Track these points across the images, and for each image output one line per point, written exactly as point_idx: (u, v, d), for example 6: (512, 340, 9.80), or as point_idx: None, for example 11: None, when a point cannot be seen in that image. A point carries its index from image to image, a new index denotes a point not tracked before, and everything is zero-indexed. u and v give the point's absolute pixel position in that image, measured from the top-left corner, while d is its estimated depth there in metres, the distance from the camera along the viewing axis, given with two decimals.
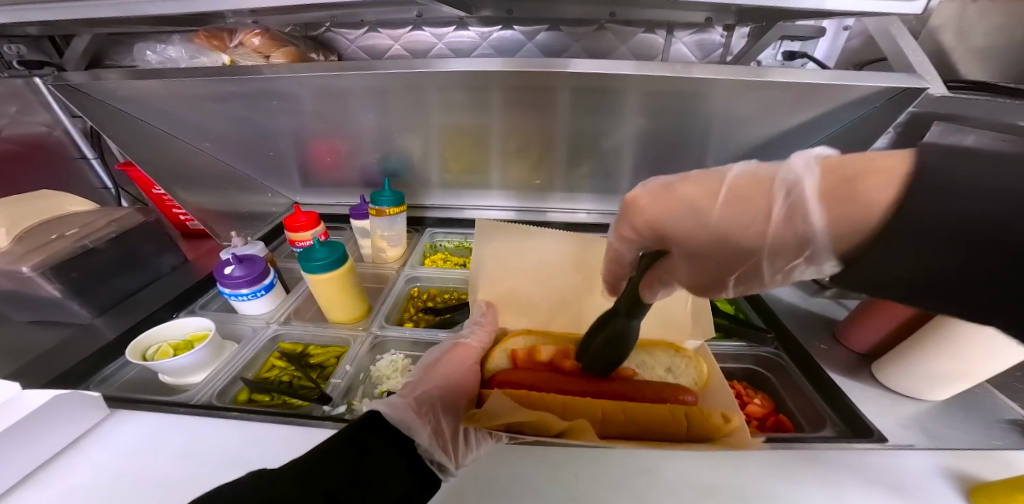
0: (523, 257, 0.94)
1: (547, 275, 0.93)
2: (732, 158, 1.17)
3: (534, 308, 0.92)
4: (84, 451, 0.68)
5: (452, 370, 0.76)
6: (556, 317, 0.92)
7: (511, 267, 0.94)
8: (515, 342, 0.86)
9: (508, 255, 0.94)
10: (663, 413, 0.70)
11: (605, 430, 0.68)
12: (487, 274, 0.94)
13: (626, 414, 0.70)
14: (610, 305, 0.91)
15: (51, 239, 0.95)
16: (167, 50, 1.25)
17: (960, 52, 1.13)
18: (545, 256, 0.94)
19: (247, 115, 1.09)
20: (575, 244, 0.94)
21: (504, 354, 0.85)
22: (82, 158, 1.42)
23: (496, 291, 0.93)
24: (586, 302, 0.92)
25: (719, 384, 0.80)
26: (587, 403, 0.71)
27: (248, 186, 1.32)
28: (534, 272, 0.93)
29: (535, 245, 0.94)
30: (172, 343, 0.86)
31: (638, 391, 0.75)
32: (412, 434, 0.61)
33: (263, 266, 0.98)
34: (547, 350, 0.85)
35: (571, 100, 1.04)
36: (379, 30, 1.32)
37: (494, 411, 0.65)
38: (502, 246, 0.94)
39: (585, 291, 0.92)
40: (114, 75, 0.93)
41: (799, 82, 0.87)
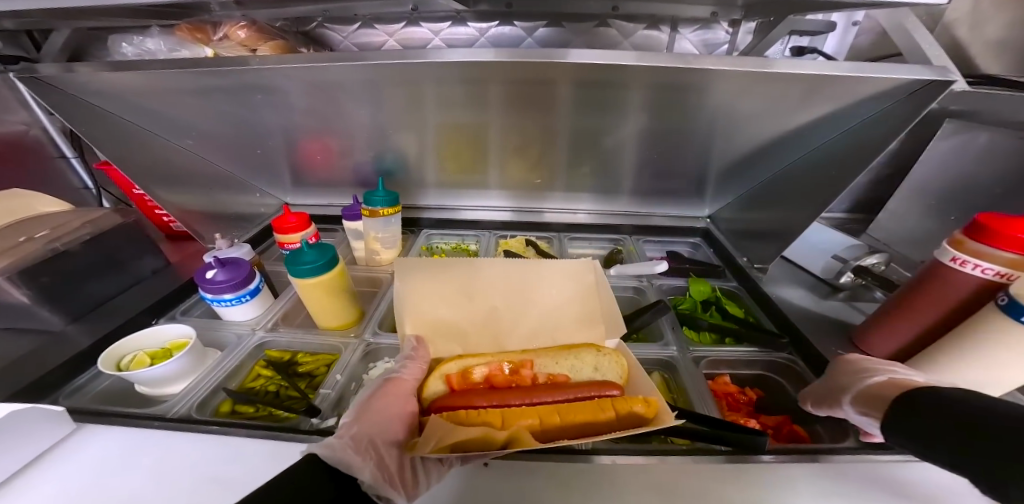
0: (446, 285, 0.86)
1: (467, 302, 0.86)
2: (738, 157, 1.14)
3: (462, 333, 0.85)
4: (48, 470, 0.62)
5: (388, 405, 0.66)
6: (485, 340, 0.85)
7: (434, 298, 0.85)
8: (450, 366, 0.77)
9: (429, 284, 0.85)
10: (590, 409, 0.67)
11: (542, 436, 0.65)
12: (410, 308, 0.84)
13: (556, 418, 0.66)
14: (526, 319, 0.87)
15: (20, 242, 0.89)
16: (145, 42, 1.20)
17: (974, 47, 1.10)
18: (469, 280, 0.87)
19: (233, 111, 1.04)
20: (492, 265, 0.88)
21: (439, 380, 0.75)
22: (62, 157, 1.37)
23: (424, 322, 0.84)
24: (510, 321, 0.86)
25: (638, 374, 0.77)
26: (522, 414, 0.66)
27: (235, 186, 1.27)
28: (456, 298, 0.86)
29: (457, 270, 0.86)
30: (149, 351, 0.80)
31: (566, 393, 0.71)
32: (355, 471, 0.51)
33: (248, 269, 0.93)
34: (480, 369, 0.77)
35: (575, 96, 1.00)
36: (373, 25, 1.28)
37: (432, 434, 0.60)
38: (428, 276, 0.85)
39: (505, 310, 0.87)
40: (85, 68, 0.86)
41: (815, 74, 0.82)
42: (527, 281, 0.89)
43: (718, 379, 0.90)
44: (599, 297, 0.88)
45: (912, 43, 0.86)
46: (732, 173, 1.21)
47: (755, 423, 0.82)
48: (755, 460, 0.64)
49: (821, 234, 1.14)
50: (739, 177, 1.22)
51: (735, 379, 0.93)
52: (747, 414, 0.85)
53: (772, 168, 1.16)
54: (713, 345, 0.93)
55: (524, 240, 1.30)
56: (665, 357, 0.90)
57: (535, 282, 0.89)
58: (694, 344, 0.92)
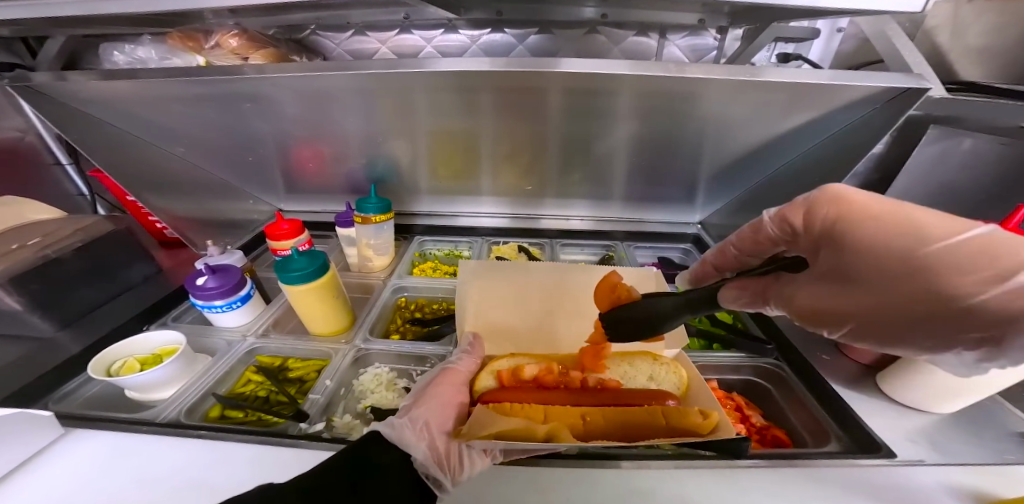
0: (504, 288, 0.93)
1: (523, 302, 0.92)
2: (726, 162, 1.15)
3: (516, 334, 0.89)
4: (33, 475, 0.63)
5: (443, 393, 0.70)
6: (539, 342, 0.88)
7: (493, 299, 0.91)
8: (501, 363, 0.80)
9: (490, 287, 0.92)
10: (639, 414, 0.68)
11: (585, 435, 0.66)
12: (468, 307, 0.90)
13: (601, 418, 0.68)
14: (582, 324, 0.90)
15: (13, 248, 0.91)
16: (136, 50, 1.21)
17: (956, 53, 1.12)
18: (521, 283, 0.93)
19: (225, 118, 1.05)
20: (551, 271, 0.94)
21: (490, 376, 0.78)
22: (57, 164, 1.38)
23: (483, 323, 0.89)
24: (564, 324, 0.90)
25: (699, 386, 0.77)
26: (565, 412, 0.68)
27: (227, 193, 1.28)
28: (513, 301, 0.92)
29: (516, 273, 0.94)
30: (139, 357, 0.81)
31: (616, 397, 0.73)
32: (408, 448, 0.58)
33: (239, 276, 0.94)
34: (531, 367, 0.78)
35: (566, 103, 1.01)
36: (365, 33, 1.29)
37: (477, 424, 0.64)
38: (491, 280, 0.93)
39: (559, 315, 0.91)
40: (78, 76, 0.88)
41: (797, 82, 0.83)
42: (580, 287, 0.93)
43: (706, 384, 0.91)
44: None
45: (893, 50, 0.88)
46: (721, 180, 1.22)
47: (742, 427, 0.83)
48: (738, 464, 0.65)
49: None
50: (727, 184, 1.23)
51: (722, 384, 0.94)
52: (735, 417, 0.85)
53: (760, 173, 1.17)
54: (700, 350, 0.94)
55: (517, 246, 1.31)
56: None
57: (588, 289, 0.93)
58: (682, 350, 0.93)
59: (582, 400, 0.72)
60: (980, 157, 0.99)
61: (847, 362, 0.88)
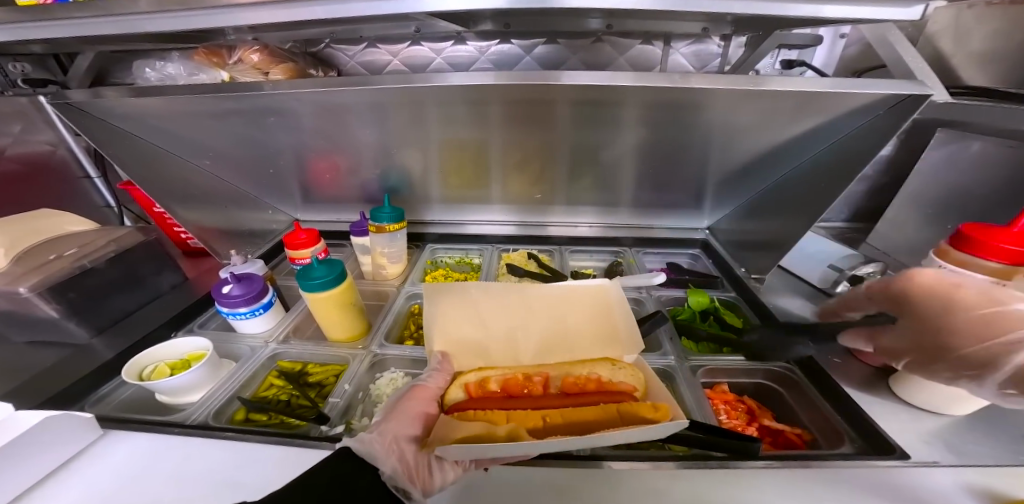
0: (465, 305, 0.93)
1: (487, 317, 0.92)
2: (733, 169, 1.17)
3: (484, 350, 0.87)
4: (74, 475, 0.66)
5: (409, 407, 0.71)
6: (504, 354, 0.87)
7: (459, 316, 0.91)
8: (469, 376, 0.81)
9: (451, 305, 0.93)
10: (596, 414, 0.69)
11: (544, 434, 0.66)
12: (439, 322, 0.90)
13: (562, 420, 0.69)
14: (547, 336, 0.90)
15: (50, 259, 0.96)
16: (166, 67, 1.29)
17: (957, 59, 1.14)
18: (478, 300, 0.94)
19: (246, 132, 1.09)
20: (506, 290, 0.97)
21: (459, 388, 0.79)
22: (86, 177, 1.48)
23: (449, 341, 0.88)
24: (530, 340, 0.89)
25: (658, 387, 0.75)
26: (525, 415, 0.70)
27: (248, 203, 1.34)
28: (473, 320, 0.92)
29: (473, 292, 0.95)
30: (170, 362, 0.85)
31: (574, 399, 0.74)
32: (378, 462, 0.59)
33: (261, 284, 0.98)
34: (496, 379, 0.81)
35: (574, 113, 1.03)
36: (377, 45, 1.33)
37: (439, 434, 0.67)
38: (447, 301, 0.93)
39: (515, 328, 0.91)
40: (112, 93, 0.93)
41: (802, 91, 0.85)
42: (530, 297, 0.96)
43: (716, 387, 0.92)
44: (603, 309, 0.93)
45: (896, 55, 0.89)
46: (729, 186, 1.24)
47: (754, 429, 0.85)
48: (750, 465, 0.66)
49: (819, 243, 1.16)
50: (735, 190, 1.25)
51: (734, 387, 0.95)
52: (746, 420, 0.86)
53: (766, 179, 1.19)
54: (711, 354, 0.96)
55: (526, 254, 1.36)
56: (663, 366, 0.93)
57: (538, 299, 0.96)
58: (691, 354, 0.95)
59: (543, 405, 0.73)
60: (991, 160, 1.00)
61: (859, 365, 0.89)
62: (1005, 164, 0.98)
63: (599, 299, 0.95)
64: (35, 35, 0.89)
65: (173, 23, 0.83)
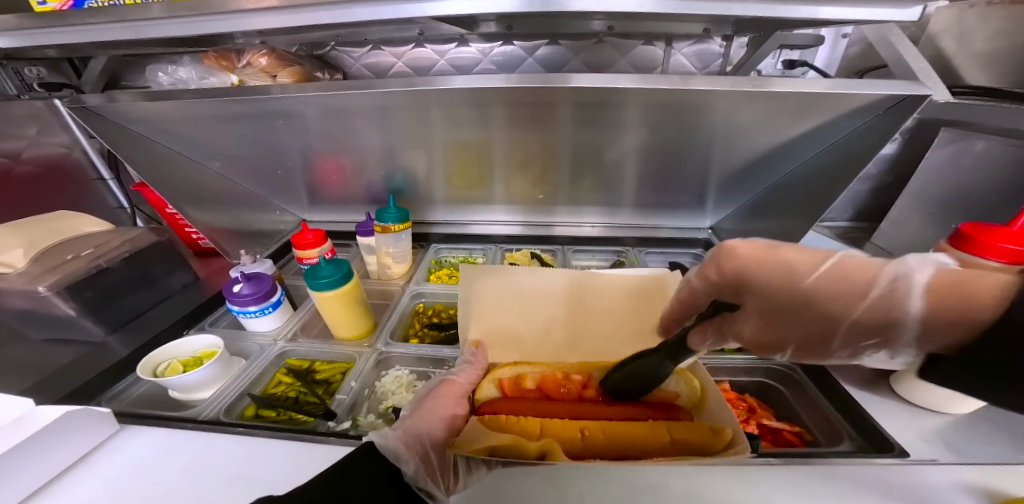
0: (506, 296, 0.96)
1: (528, 309, 0.95)
2: (734, 169, 1.18)
3: (522, 341, 0.92)
4: (90, 468, 0.68)
5: (440, 405, 0.72)
6: (542, 348, 0.91)
7: (497, 307, 0.95)
8: (503, 371, 0.84)
9: (490, 295, 0.96)
10: (643, 430, 0.73)
11: (582, 452, 0.70)
12: (476, 312, 0.95)
13: (600, 434, 0.72)
14: (589, 331, 0.93)
15: (67, 259, 0.98)
16: (177, 71, 1.32)
17: (961, 59, 1.13)
18: (519, 290, 0.97)
19: (254, 134, 1.12)
20: (551, 281, 0.98)
21: (492, 385, 0.82)
22: (99, 179, 1.50)
23: (486, 329, 0.93)
24: (572, 334, 0.92)
25: (715, 399, 0.76)
26: (563, 426, 0.73)
27: (257, 204, 1.36)
28: (525, 310, 0.95)
29: (515, 282, 0.97)
30: (182, 359, 0.87)
31: (619, 411, 0.77)
32: (400, 462, 0.61)
33: (270, 283, 1.00)
34: (533, 376, 0.84)
35: (575, 114, 1.04)
36: (382, 47, 1.35)
37: (470, 437, 0.67)
38: (498, 293, 0.97)
39: (568, 318, 0.94)
40: (126, 97, 0.96)
41: (801, 92, 0.85)
42: (576, 290, 0.97)
43: (717, 386, 0.93)
44: (653, 304, 0.93)
45: (897, 55, 0.90)
46: (731, 186, 1.24)
47: (755, 427, 0.85)
48: (749, 463, 0.67)
49: None
50: (737, 190, 1.26)
51: (734, 385, 0.96)
52: (746, 418, 0.87)
53: (767, 180, 1.20)
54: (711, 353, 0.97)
55: (529, 254, 1.36)
56: None
57: (591, 292, 0.97)
58: None
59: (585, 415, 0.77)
60: (995, 160, 0.99)
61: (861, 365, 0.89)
62: (1008, 163, 0.98)
63: (650, 296, 0.94)
64: (51, 41, 0.91)
65: (185, 29, 0.86)
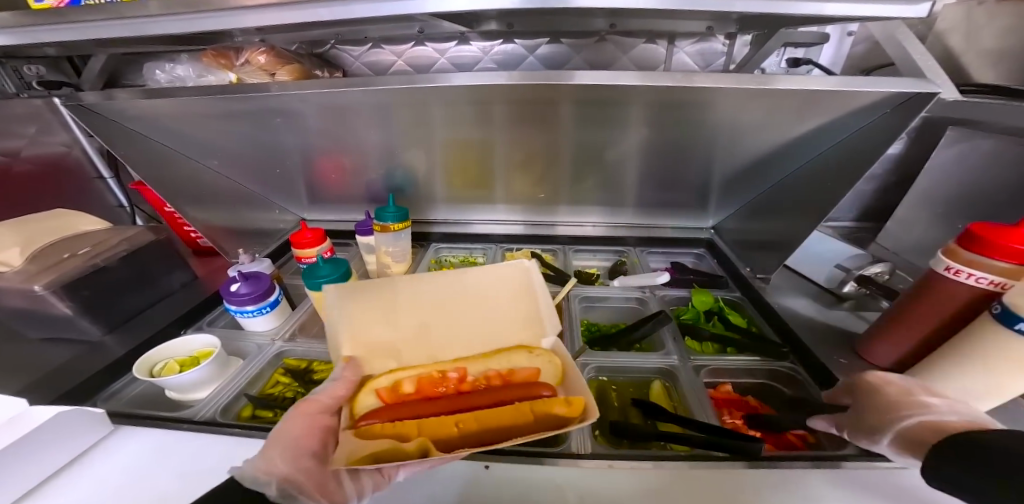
0: (379, 304, 0.83)
1: (401, 315, 0.84)
2: (737, 169, 1.16)
3: (399, 349, 0.82)
4: (84, 471, 0.68)
5: (295, 424, 0.63)
6: (420, 351, 0.83)
7: (369, 318, 0.82)
8: (379, 380, 0.75)
9: (362, 308, 0.81)
10: (517, 411, 0.67)
11: (460, 443, 0.63)
12: (347, 329, 0.80)
13: (473, 424, 0.66)
14: (465, 329, 0.85)
15: (65, 257, 0.98)
16: (176, 68, 1.31)
17: (968, 57, 1.12)
18: (395, 296, 0.84)
19: (254, 132, 1.11)
20: (420, 283, 0.86)
21: (370, 395, 0.73)
22: (99, 178, 1.50)
23: (361, 344, 0.80)
24: (447, 333, 0.85)
25: (573, 371, 0.76)
26: (439, 420, 0.66)
27: (257, 203, 1.36)
28: (383, 321, 0.82)
29: (398, 288, 0.84)
30: (179, 359, 0.86)
31: (494, 398, 0.71)
32: (260, 487, 0.51)
33: (268, 282, 1.00)
34: (410, 379, 0.76)
35: (575, 112, 1.03)
36: (382, 46, 1.34)
37: (345, 449, 0.61)
38: (361, 304, 0.81)
39: (444, 319, 0.85)
40: (124, 94, 0.95)
41: (807, 89, 0.84)
42: (446, 289, 0.87)
43: (721, 387, 0.91)
44: (523, 292, 0.89)
45: (903, 53, 0.88)
46: (735, 185, 1.23)
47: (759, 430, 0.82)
48: (754, 466, 0.66)
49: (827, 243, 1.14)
50: (740, 189, 1.24)
51: (738, 387, 0.94)
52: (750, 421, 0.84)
53: (771, 179, 1.18)
54: (714, 354, 0.95)
55: (529, 253, 1.35)
56: (664, 366, 0.93)
57: (461, 289, 0.88)
58: (694, 354, 0.95)
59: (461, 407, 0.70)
60: (1003, 160, 0.98)
61: (867, 366, 0.87)
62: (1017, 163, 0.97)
63: (518, 282, 0.90)
64: (47, 38, 0.91)
65: (182, 25, 0.85)
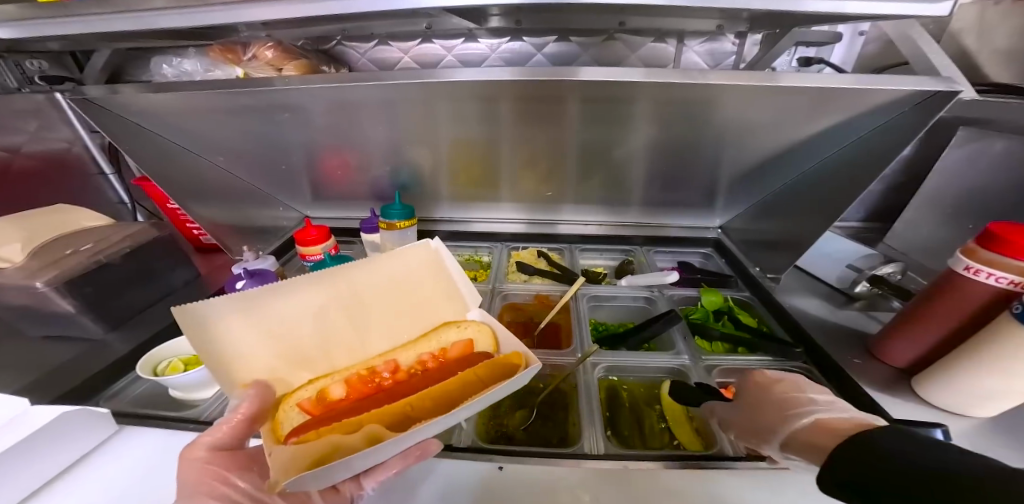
0: (267, 315, 0.66)
1: (302, 323, 0.68)
2: (746, 168, 1.16)
3: (310, 357, 0.68)
4: (88, 470, 0.66)
5: (191, 470, 0.58)
6: (340, 354, 0.70)
7: (258, 332, 0.65)
8: (301, 392, 0.64)
9: (247, 325, 0.64)
10: (459, 386, 0.63)
11: (412, 423, 0.58)
12: (232, 355, 0.62)
13: (419, 404, 0.60)
14: (391, 318, 0.74)
15: (67, 253, 0.96)
16: (182, 63, 1.30)
17: (984, 56, 1.13)
18: (288, 304, 0.67)
19: (260, 128, 1.10)
20: (313, 284, 0.69)
21: (294, 411, 0.62)
22: (100, 174, 1.47)
23: (262, 365, 0.65)
24: (367, 326, 0.72)
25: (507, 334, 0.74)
26: (384, 409, 0.59)
27: (261, 200, 1.34)
28: (272, 331, 0.66)
29: (283, 294, 0.67)
30: (183, 358, 0.85)
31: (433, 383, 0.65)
32: None
33: (274, 280, 0.98)
34: (337, 382, 0.67)
35: (583, 110, 1.02)
36: (388, 43, 1.33)
37: (290, 461, 0.52)
38: (249, 318, 0.64)
39: (360, 314, 0.72)
40: (128, 89, 0.93)
41: (821, 88, 0.83)
42: (352, 282, 0.72)
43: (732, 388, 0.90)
44: (435, 269, 0.79)
45: (917, 51, 0.88)
46: (743, 184, 1.22)
47: None
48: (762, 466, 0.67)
49: (837, 243, 1.13)
50: (749, 189, 1.24)
51: None
52: None
53: (781, 179, 1.18)
54: (725, 354, 0.95)
55: (536, 252, 1.37)
56: (675, 366, 0.92)
57: (370, 278, 0.74)
58: (705, 354, 0.94)
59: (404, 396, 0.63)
60: None
61: (879, 366, 0.87)
62: None
63: (426, 261, 0.79)
64: (51, 31, 0.89)
65: (188, 19, 0.83)
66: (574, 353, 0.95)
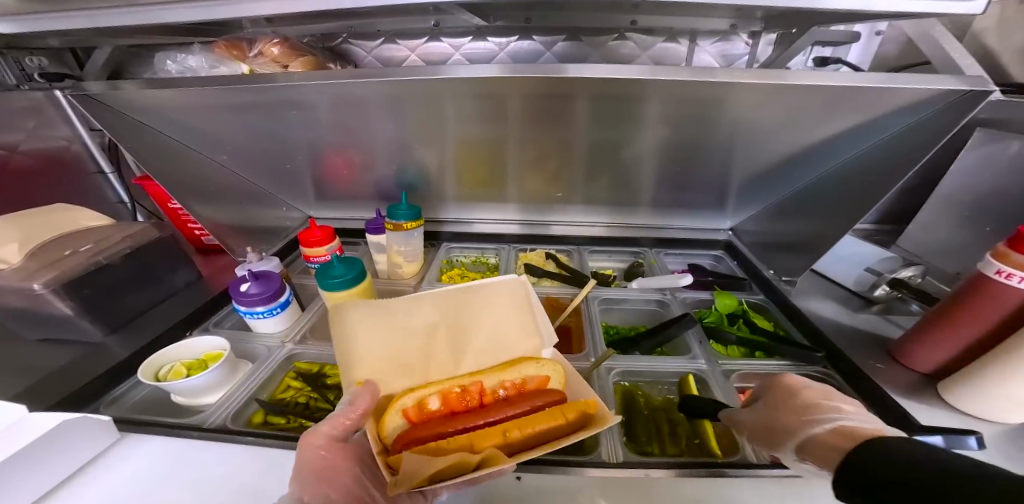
0: (383, 322, 0.73)
1: (409, 334, 0.73)
2: (760, 170, 1.14)
3: (411, 366, 0.71)
4: (87, 480, 0.63)
5: (311, 460, 0.58)
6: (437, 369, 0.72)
7: (374, 338, 0.72)
8: (405, 399, 0.66)
9: (368, 330, 0.72)
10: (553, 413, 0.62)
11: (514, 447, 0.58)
12: (351, 353, 0.70)
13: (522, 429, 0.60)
14: (484, 340, 0.76)
15: (65, 254, 0.93)
16: (186, 59, 1.27)
17: (1004, 56, 1.11)
18: (400, 314, 0.74)
19: (266, 126, 1.07)
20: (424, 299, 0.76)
21: (396, 416, 0.64)
22: (99, 173, 1.45)
23: (372, 366, 0.70)
24: (462, 347, 0.75)
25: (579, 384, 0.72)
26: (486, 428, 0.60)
27: (263, 200, 1.32)
28: (390, 329, 0.73)
29: (396, 305, 0.75)
30: (186, 362, 0.82)
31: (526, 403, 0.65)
32: None
33: (279, 282, 0.96)
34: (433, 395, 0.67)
35: (593, 110, 1.00)
36: (395, 41, 1.31)
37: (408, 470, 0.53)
38: (371, 322, 0.72)
39: (457, 332, 0.76)
40: (131, 85, 0.91)
41: (843, 87, 0.81)
42: (453, 303, 0.78)
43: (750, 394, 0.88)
44: (522, 304, 0.80)
45: (939, 51, 0.86)
46: (756, 186, 1.20)
47: None
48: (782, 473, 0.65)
49: (853, 246, 1.11)
50: (761, 191, 1.22)
51: None
52: None
53: (794, 181, 1.16)
54: (743, 358, 0.92)
55: (544, 254, 1.33)
56: (691, 370, 0.90)
57: (468, 302, 0.78)
58: (721, 358, 0.92)
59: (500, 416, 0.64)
60: None
61: (902, 371, 0.85)
62: None
63: (513, 295, 0.81)
64: (51, 25, 0.87)
65: (191, 14, 0.80)
66: (587, 358, 0.92)
